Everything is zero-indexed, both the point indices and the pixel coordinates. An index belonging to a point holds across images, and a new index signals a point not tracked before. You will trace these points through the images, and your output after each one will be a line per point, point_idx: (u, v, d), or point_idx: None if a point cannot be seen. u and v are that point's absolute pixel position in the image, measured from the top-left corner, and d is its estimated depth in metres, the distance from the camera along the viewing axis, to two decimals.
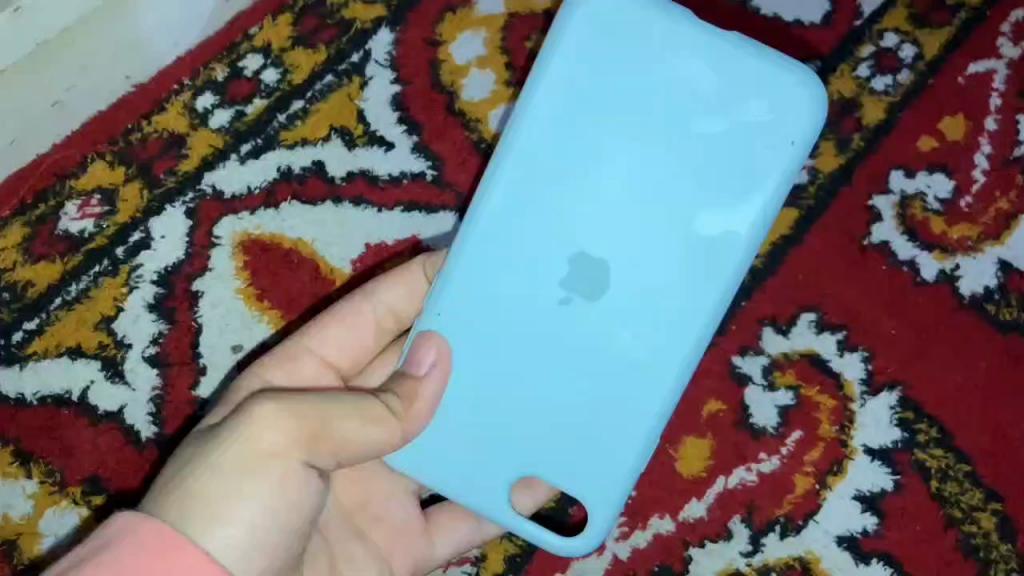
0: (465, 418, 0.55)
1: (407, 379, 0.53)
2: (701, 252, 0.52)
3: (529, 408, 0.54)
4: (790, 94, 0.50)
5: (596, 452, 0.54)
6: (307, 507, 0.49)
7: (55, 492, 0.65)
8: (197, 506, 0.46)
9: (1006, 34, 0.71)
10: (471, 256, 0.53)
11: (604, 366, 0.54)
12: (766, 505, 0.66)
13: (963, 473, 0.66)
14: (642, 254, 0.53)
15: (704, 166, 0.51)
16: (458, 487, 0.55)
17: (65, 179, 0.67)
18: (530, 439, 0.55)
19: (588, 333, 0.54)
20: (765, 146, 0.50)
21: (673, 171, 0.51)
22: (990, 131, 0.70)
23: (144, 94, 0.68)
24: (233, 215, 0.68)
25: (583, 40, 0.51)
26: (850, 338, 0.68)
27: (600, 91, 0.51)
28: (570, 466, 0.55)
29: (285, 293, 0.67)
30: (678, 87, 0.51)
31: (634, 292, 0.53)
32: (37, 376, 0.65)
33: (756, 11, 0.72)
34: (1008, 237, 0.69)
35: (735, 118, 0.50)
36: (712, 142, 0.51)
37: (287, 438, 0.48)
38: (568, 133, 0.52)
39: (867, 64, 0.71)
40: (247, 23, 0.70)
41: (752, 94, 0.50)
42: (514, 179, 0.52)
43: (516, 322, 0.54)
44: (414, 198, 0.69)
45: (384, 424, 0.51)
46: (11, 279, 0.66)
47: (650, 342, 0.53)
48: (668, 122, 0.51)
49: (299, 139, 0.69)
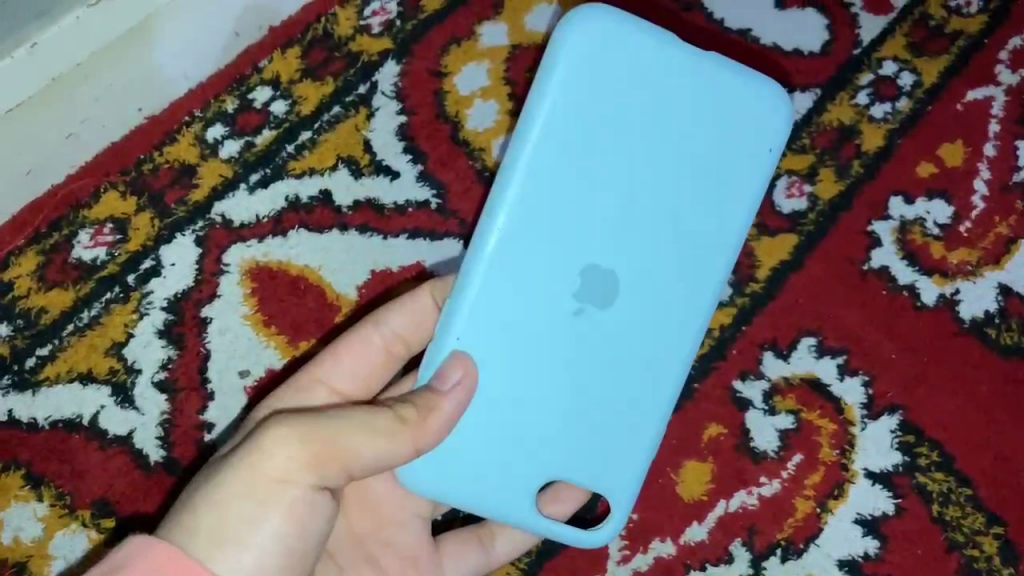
0: (478, 433, 0.55)
1: (428, 392, 0.52)
2: (702, 254, 0.55)
3: (546, 417, 0.55)
4: (766, 106, 0.54)
5: (612, 450, 0.57)
6: (318, 525, 0.50)
7: (66, 514, 0.66)
8: (207, 530, 0.47)
9: (1004, 61, 0.72)
10: (484, 280, 0.52)
11: (612, 370, 0.55)
12: (767, 529, 0.66)
13: (965, 496, 0.66)
14: (649, 262, 0.54)
15: (703, 175, 0.54)
16: (460, 491, 0.55)
17: (79, 209, 0.68)
18: (544, 446, 0.56)
19: (598, 341, 0.55)
20: (751, 152, 0.54)
21: (672, 183, 0.53)
22: (989, 157, 0.71)
23: (156, 125, 0.70)
24: (242, 243, 0.69)
25: (583, 61, 0.51)
26: (850, 363, 0.68)
27: (603, 109, 0.51)
28: (587, 469, 0.57)
29: (292, 319, 0.69)
30: (675, 101, 0.52)
31: (639, 297, 0.55)
32: (48, 401, 0.67)
33: (755, 41, 0.74)
34: (1008, 262, 0.69)
35: (725, 130, 0.53)
36: (705, 154, 0.53)
37: (295, 465, 0.48)
38: (575, 152, 0.52)
39: (866, 91, 0.72)
40: (256, 56, 0.71)
41: (737, 107, 0.53)
42: (526, 200, 0.52)
43: (531, 336, 0.54)
44: (419, 225, 0.70)
45: (398, 439, 0.50)
46: (25, 305, 0.67)
47: (655, 342, 0.56)
48: (669, 136, 0.53)
49: (307, 169, 0.70)
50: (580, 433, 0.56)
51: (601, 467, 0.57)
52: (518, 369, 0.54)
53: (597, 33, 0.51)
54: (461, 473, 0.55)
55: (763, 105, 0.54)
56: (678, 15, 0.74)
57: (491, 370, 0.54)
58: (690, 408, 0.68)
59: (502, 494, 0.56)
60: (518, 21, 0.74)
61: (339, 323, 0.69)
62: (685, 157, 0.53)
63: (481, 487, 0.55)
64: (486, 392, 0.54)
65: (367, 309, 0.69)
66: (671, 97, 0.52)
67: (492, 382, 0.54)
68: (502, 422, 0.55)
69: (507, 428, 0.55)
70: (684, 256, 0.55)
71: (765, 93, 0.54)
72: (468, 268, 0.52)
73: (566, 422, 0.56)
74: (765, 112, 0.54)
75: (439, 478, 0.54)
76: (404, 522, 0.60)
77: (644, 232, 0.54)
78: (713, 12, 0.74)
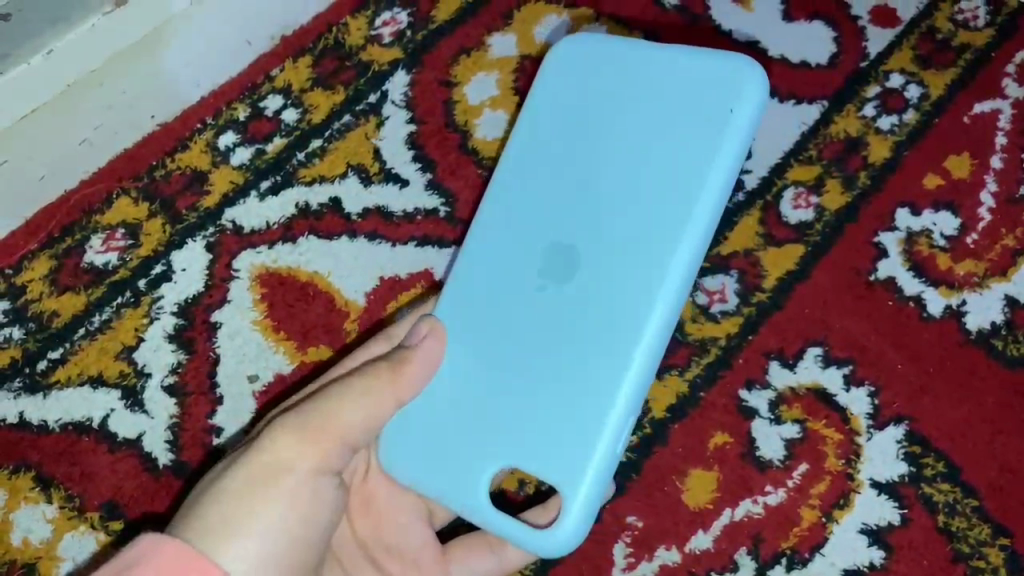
0: (457, 421, 0.56)
1: (403, 349, 0.56)
2: (663, 220, 0.54)
3: (512, 396, 0.55)
4: (724, 74, 0.55)
5: (573, 436, 0.54)
6: (321, 509, 0.53)
7: (75, 516, 0.66)
8: (215, 527, 0.49)
9: (1011, 74, 0.73)
10: (467, 265, 0.59)
11: (571, 341, 0.55)
12: (772, 537, 0.66)
13: (971, 507, 0.66)
14: (609, 233, 0.55)
15: (665, 151, 0.55)
16: (443, 484, 0.56)
17: (91, 214, 0.69)
18: (513, 432, 0.55)
19: (560, 313, 0.55)
20: (710, 118, 0.55)
21: (628, 157, 0.56)
22: (996, 169, 0.71)
23: (168, 132, 0.71)
24: (252, 250, 0.70)
25: (558, 77, 0.59)
26: (856, 373, 0.68)
27: (572, 108, 0.58)
28: (553, 457, 0.54)
29: (300, 326, 0.69)
30: (638, 90, 0.57)
31: (598, 267, 0.55)
32: (59, 404, 0.67)
33: (764, 53, 0.75)
34: (1014, 273, 0.69)
35: (683, 103, 0.55)
36: (663, 128, 0.55)
37: (295, 452, 0.51)
38: (547, 147, 0.58)
39: (873, 103, 0.73)
40: (268, 65, 0.73)
41: (696, 82, 0.56)
42: (504, 194, 0.59)
43: (504, 314, 0.57)
44: (427, 233, 0.71)
45: (382, 395, 0.53)
46: (37, 309, 0.68)
47: (616, 312, 0.54)
48: (629, 119, 0.56)
49: (317, 176, 0.71)
50: (542, 417, 0.54)
51: (564, 452, 0.54)
52: (489, 349, 0.57)
53: (565, 54, 0.59)
54: (441, 465, 0.56)
55: (727, 82, 0.55)
56: (684, 30, 0.75)
57: (468, 349, 0.57)
58: (696, 416, 0.68)
59: (478, 489, 0.55)
60: (529, 33, 0.74)
61: (346, 329, 0.69)
62: (644, 136, 0.56)
63: (459, 480, 0.56)
64: (463, 379, 0.57)
65: (374, 315, 0.69)
66: (635, 87, 0.57)
67: (469, 367, 0.57)
68: (476, 407, 0.56)
69: (479, 413, 0.56)
70: (646, 231, 0.54)
71: (721, 65, 0.55)
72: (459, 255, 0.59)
73: (527, 401, 0.55)
74: (724, 79, 0.55)
75: (424, 467, 0.56)
76: (407, 528, 0.60)
77: (605, 207, 0.56)
78: (721, 24, 0.75)
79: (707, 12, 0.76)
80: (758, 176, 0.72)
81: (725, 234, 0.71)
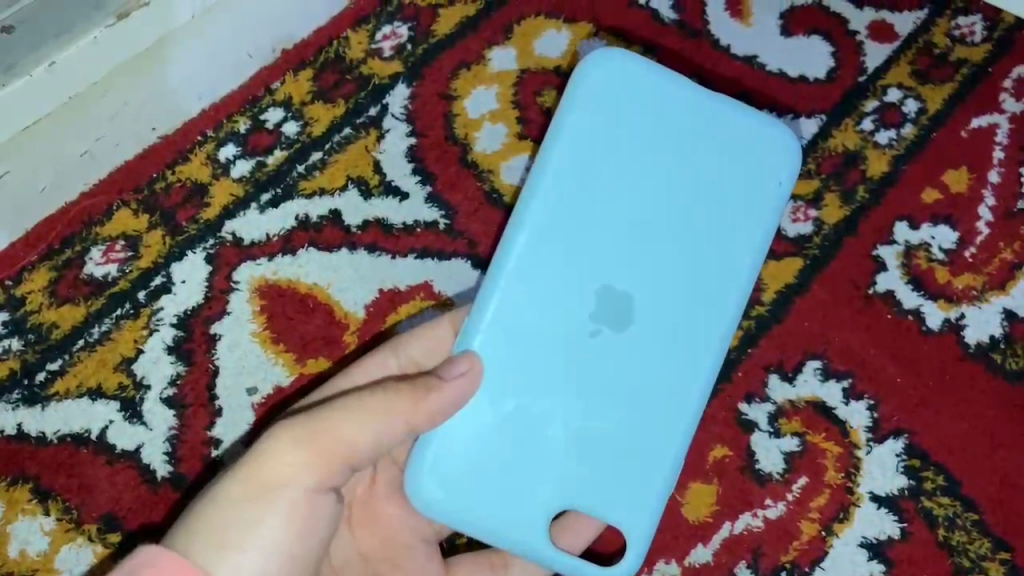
0: (486, 447, 0.57)
1: (432, 377, 0.54)
2: (716, 279, 0.57)
3: (565, 437, 0.57)
4: (773, 141, 0.58)
5: (629, 479, 0.58)
6: (323, 517, 0.53)
7: (73, 529, 0.65)
8: (210, 539, 0.49)
9: (1009, 89, 0.74)
10: (504, 296, 0.56)
11: (628, 391, 0.57)
12: (772, 551, 0.66)
13: (971, 521, 0.66)
14: (664, 285, 0.57)
15: (713, 203, 0.57)
16: (470, 512, 0.57)
17: (91, 226, 0.69)
18: (564, 474, 0.57)
19: (615, 363, 0.57)
20: (761, 183, 0.58)
21: (681, 209, 0.57)
22: (993, 183, 0.72)
23: (168, 144, 0.71)
24: (252, 261, 0.70)
25: (601, 100, 0.56)
26: (855, 386, 0.68)
27: (620, 142, 0.57)
28: (608, 499, 0.58)
29: (300, 338, 0.69)
30: (687, 138, 0.57)
31: (652, 320, 0.57)
32: (58, 415, 0.67)
33: (762, 67, 0.75)
34: (1012, 287, 0.70)
35: (734, 164, 0.57)
36: (715, 184, 0.57)
37: (292, 463, 0.51)
38: (591, 178, 0.56)
39: (871, 117, 0.73)
40: (269, 77, 0.73)
41: (746, 143, 0.58)
42: (545, 222, 0.56)
43: (549, 354, 0.57)
44: (427, 245, 0.71)
45: (392, 417, 0.52)
46: (36, 320, 0.68)
47: (672, 365, 0.58)
48: (679, 168, 0.57)
49: (317, 188, 0.71)
50: (597, 461, 0.57)
51: (619, 494, 0.58)
52: (534, 387, 0.57)
53: (607, 73, 0.57)
54: (455, 489, 0.57)
55: (772, 147, 0.58)
56: (683, 44, 0.76)
57: (500, 386, 0.57)
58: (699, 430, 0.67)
59: (518, 523, 0.57)
60: (528, 47, 0.75)
61: (346, 340, 0.69)
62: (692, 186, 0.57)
63: (484, 510, 0.57)
64: (500, 418, 0.57)
65: (373, 329, 0.70)
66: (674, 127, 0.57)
67: (505, 405, 0.57)
68: (510, 443, 0.57)
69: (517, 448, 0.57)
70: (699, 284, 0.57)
71: (770, 131, 0.58)
72: (484, 286, 0.56)
73: (582, 447, 0.57)
74: (774, 148, 0.58)
75: (438, 490, 0.56)
76: (405, 542, 0.60)
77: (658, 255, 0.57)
78: (720, 39, 0.76)
79: (706, 28, 0.76)
80: None
81: None
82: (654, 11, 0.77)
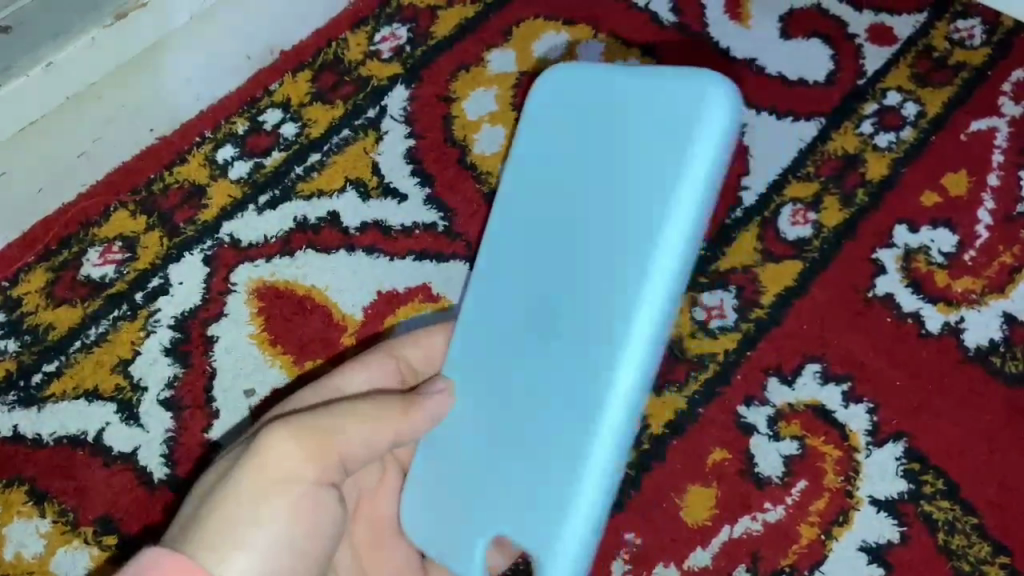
0: (455, 476, 0.55)
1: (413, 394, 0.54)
2: (626, 275, 0.48)
3: (497, 468, 0.52)
4: (700, 94, 0.46)
5: (543, 512, 0.50)
6: (328, 517, 0.50)
7: (69, 531, 0.64)
8: (212, 536, 0.46)
9: (1008, 92, 0.73)
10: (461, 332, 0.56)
11: (544, 414, 0.51)
12: (772, 555, 0.65)
13: (971, 525, 0.65)
14: (573, 295, 0.50)
15: (611, 198, 0.49)
16: (441, 544, 0.55)
17: (89, 227, 0.70)
18: (496, 510, 0.52)
19: (534, 386, 0.52)
20: (681, 144, 0.47)
21: (590, 209, 0.50)
22: (993, 186, 0.71)
23: (167, 145, 0.72)
24: (249, 263, 0.69)
25: (531, 119, 0.54)
26: (855, 389, 0.68)
27: (544, 156, 0.53)
28: (530, 536, 0.50)
29: (297, 340, 0.68)
30: (597, 130, 0.51)
31: (564, 335, 0.50)
32: (54, 417, 0.66)
33: (760, 69, 0.76)
34: (1012, 290, 0.69)
35: (648, 136, 0.48)
36: (624, 171, 0.49)
37: (296, 459, 0.49)
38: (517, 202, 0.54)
39: (870, 121, 0.74)
40: (269, 79, 0.74)
41: (673, 103, 0.47)
42: (483, 259, 0.55)
43: (488, 384, 0.54)
44: (425, 247, 0.70)
45: (380, 425, 0.52)
46: (34, 322, 0.68)
47: (582, 384, 0.49)
48: (588, 166, 0.51)
49: (315, 190, 0.71)
50: (517, 492, 0.51)
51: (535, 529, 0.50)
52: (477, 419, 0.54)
53: (544, 90, 0.54)
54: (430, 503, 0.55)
55: (692, 98, 0.47)
56: (682, 47, 0.77)
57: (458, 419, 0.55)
58: (697, 432, 0.67)
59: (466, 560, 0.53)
60: (526, 49, 0.75)
61: (343, 342, 0.68)
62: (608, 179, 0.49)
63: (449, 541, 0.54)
64: (462, 449, 0.54)
65: (372, 331, 0.69)
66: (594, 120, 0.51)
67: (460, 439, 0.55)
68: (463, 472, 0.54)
69: (472, 473, 0.54)
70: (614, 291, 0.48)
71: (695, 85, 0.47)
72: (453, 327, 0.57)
73: (509, 479, 0.52)
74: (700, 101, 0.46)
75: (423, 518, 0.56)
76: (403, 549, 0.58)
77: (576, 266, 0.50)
78: (719, 42, 0.77)
79: (706, 31, 0.77)
80: (756, 193, 0.72)
81: (724, 251, 0.71)
82: (654, 13, 0.78)
